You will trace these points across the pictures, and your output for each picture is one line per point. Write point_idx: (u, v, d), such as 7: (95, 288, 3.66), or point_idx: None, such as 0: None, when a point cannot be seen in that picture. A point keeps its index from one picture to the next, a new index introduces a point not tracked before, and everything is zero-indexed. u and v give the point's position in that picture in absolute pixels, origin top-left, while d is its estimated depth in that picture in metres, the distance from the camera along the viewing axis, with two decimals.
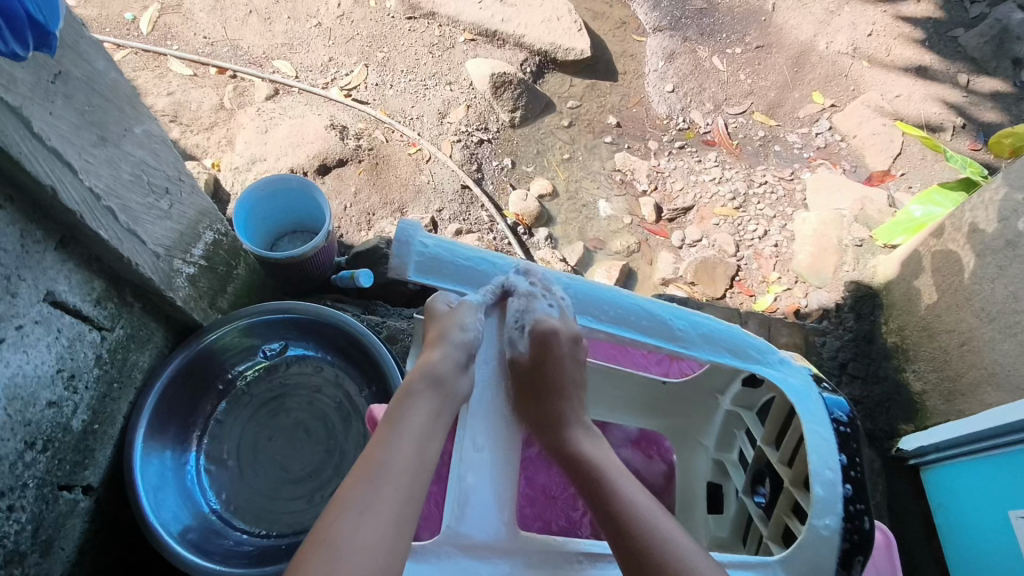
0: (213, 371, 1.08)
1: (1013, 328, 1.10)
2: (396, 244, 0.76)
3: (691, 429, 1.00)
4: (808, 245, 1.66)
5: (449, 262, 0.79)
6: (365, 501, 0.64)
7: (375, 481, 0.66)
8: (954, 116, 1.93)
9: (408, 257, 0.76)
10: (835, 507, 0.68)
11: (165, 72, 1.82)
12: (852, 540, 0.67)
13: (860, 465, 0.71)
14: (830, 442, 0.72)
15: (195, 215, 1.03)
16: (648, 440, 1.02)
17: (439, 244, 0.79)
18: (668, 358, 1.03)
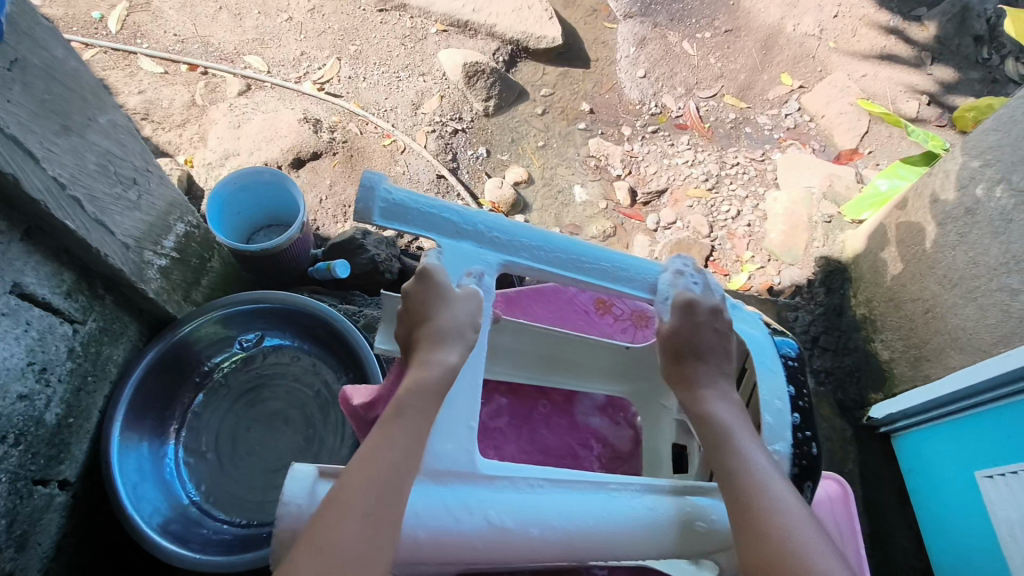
0: (189, 363, 1.09)
1: (973, 293, 1.13)
2: (360, 188, 0.67)
3: (655, 391, 0.95)
4: (779, 223, 1.70)
5: (416, 211, 0.69)
6: (370, 504, 0.57)
7: (381, 485, 0.58)
8: (918, 94, 1.97)
9: (374, 204, 0.67)
10: (784, 434, 0.71)
11: (136, 71, 1.80)
12: (801, 465, 0.71)
13: (807, 395, 0.74)
14: (779, 374, 0.74)
15: (165, 207, 1.03)
16: (614, 406, 1.00)
17: (411, 196, 0.70)
18: (634, 325, 1.03)
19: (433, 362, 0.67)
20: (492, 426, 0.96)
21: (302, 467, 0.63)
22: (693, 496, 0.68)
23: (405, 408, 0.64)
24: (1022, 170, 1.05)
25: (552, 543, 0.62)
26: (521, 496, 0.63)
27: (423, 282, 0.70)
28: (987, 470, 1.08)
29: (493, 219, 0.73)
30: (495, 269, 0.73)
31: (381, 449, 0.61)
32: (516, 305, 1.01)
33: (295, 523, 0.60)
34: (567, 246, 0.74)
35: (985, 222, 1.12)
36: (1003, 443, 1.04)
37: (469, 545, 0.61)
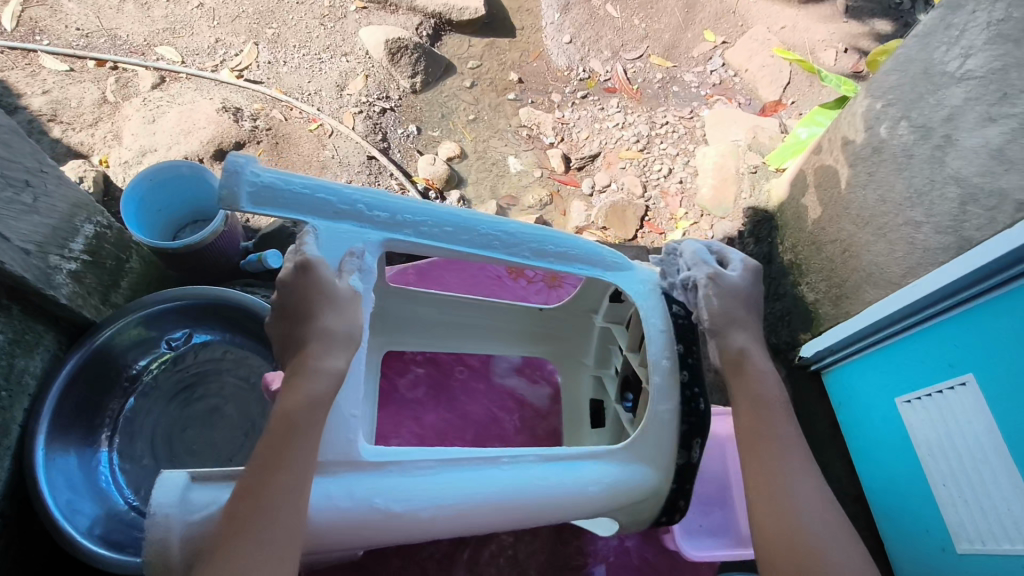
0: (114, 368, 1.06)
1: (883, 229, 1.19)
2: (224, 172, 0.65)
3: (573, 350, 1.01)
4: (709, 178, 1.74)
5: (286, 192, 0.68)
6: (269, 528, 0.54)
7: (281, 507, 0.55)
8: (836, 41, 2.02)
9: (239, 189, 0.66)
10: (671, 392, 0.73)
11: (38, 70, 1.71)
12: (689, 422, 0.72)
13: (695, 352, 0.76)
14: (661, 335, 0.77)
15: (68, 208, 0.99)
16: (532, 365, 1.08)
17: (279, 177, 0.68)
18: (546, 286, 1.11)
19: (317, 371, 0.62)
20: (412, 397, 1.03)
21: (170, 475, 0.61)
22: (580, 462, 0.71)
23: (296, 423, 0.59)
24: (919, 107, 1.09)
25: (443, 521, 0.64)
26: (409, 480, 0.64)
27: (305, 274, 0.65)
28: (907, 396, 1.13)
29: (372, 197, 0.72)
30: (377, 246, 0.72)
31: (274, 467, 0.57)
32: (429, 277, 1.07)
33: (163, 534, 0.58)
34: (451, 218, 0.74)
35: (890, 160, 1.17)
36: (917, 368, 1.09)
37: (355, 530, 0.62)
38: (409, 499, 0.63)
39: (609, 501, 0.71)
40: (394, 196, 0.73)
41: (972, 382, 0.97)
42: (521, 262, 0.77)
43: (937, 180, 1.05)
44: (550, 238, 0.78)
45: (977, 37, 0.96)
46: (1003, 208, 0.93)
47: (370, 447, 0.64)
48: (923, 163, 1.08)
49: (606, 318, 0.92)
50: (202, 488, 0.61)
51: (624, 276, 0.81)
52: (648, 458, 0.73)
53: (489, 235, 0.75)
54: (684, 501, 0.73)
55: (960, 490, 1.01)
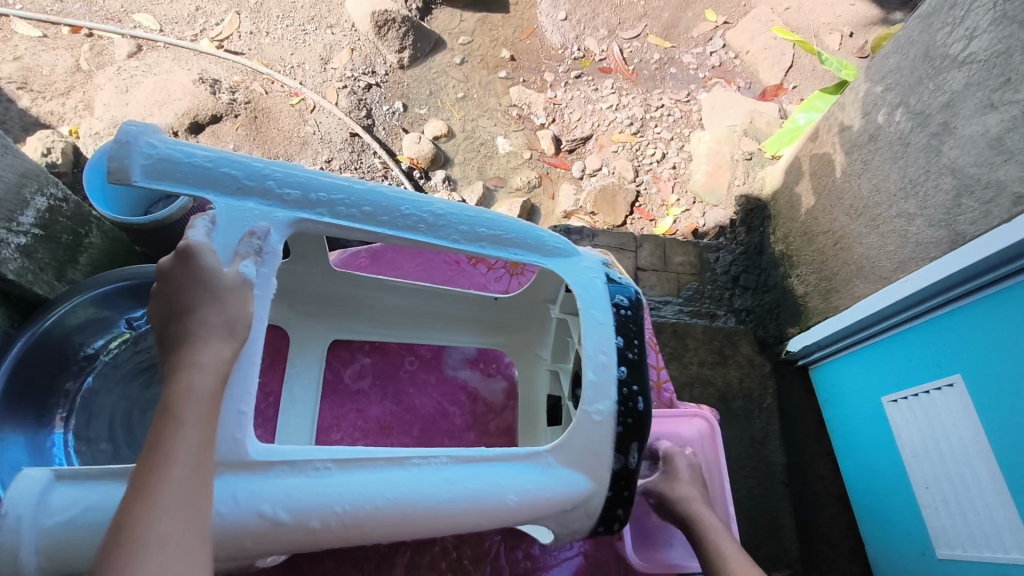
0: (70, 347, 1.00)
1: (876, 221, 1.13)
2: (114, 141, 0.60)
3: (530, 341, 0.99)
4: (703, 164, 1.68)
5: (185, 166, 0.63)
6: (167, 529, 0.47)
7: (178, 507, 0.48)
8: (842, 24, 1.94)
9: (131, 160, 0.61)
10: (608, 391, 0.69)
11: (10, 35, 1.64)
12: (626, 424, 0.69)
13: (637, 347, 0.73)
14: (609, 325, 0.73)
15: (16, 179, 0.94)
16: (487, 358, 1.04)
17: (180, 149, 0.64)
18: (507, 273, 1.07)
19: (198, 363, 0.55)
20: (354, 389, 0.99)
21: (31, 472, 0.57)
22: (500, 466, 0.66)
23: (182, 420, 0.52)
24: (918, 93, 1.03)
25: (339, 528, 0.58)
26: (304, 481, 0.58)
27: (188, 262, 0.59)
28: (894, 395, 1.08)
29: (285, 174, 0.67)
30: (285, 227, 0.67)
31: (164, 468, 0.49)
32: (383, 261, 1.02)
33: (14, 541, 0.54)
34: (371, 198, 0.69)
35: (886, 148, 1.11)
36: (905, 368, 1.05)
37: (240, 539, 0.56)
38: (301, 505, 0.57)
39: (534, 510, 0.66)
40: (308, 172, 0.68)
41: (960, 383, 0.92)
42: (448, 246, 0.72)
43: (932, 170, 1.00)
44: (487, 221, 0.74)
45: (981, 17, 0.90)
46: (999, 201, 0.88)
47: (258, 446, 0.58)
48: (919, 152, 1.02)
49: (562, 309, 0.88)
50: (65, 489, 0.57)
51: (568, 262, 0.77)
52: (578, 461, 0.68)
53: (414, 216, 0.71)
54: (624, 510, 0.71)
55: (943, 497, 0.96)
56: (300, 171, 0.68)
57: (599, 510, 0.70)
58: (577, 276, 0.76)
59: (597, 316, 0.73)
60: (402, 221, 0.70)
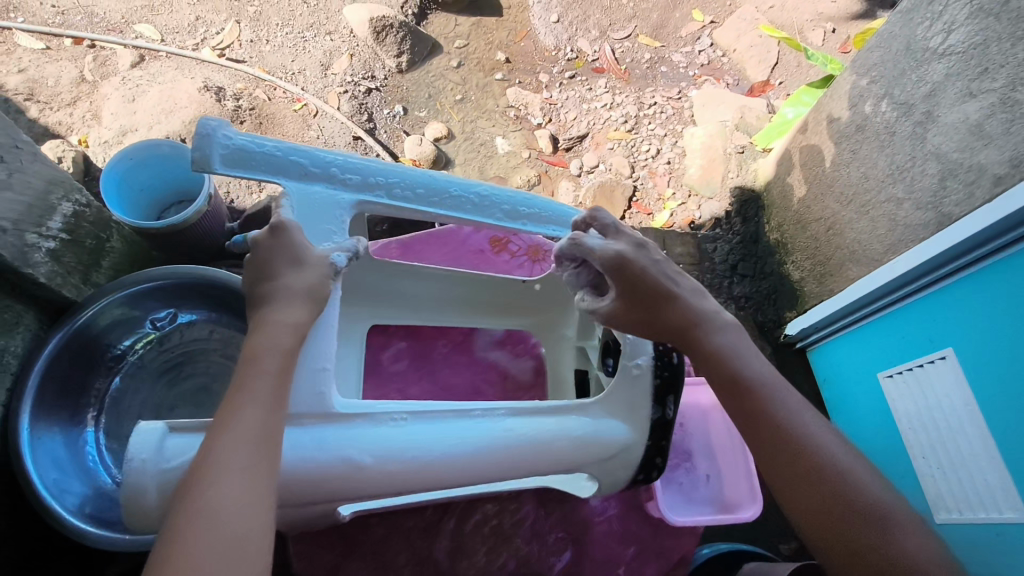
0: (100, 346, 1.06)
1: (866, 207, 1.19)
2: (197, 133, 0.66)
3: (555, 322, 1.04)
4: (698, 158, 1.73)
5: (259, 154, 0.69)
6: (246, 459, 0.55)
7: (252, 441, 0.56)
8: (824, 21, 2.01)
9: (211, 150, 0.67)
10: (645, 347, 0.77)
11: (14, 48, 1.66)
12: (663, 376, 0.77)
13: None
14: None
15: (45, 185, 0.97)
16: (515, 338, 1.08)
17: (253, 140, 0.70)
18: (529, 260, 1.12)
19: (274, 323, 0.62)
20: (394, 371, 1.04)
21: (149, 425, 0.63)
22: (555, 417, 0.73)
23: (262, 370, 0.59)
24: (901, 84, 1.09)
25: (416, 472, 0.65)
26: (381, 429, 0.66)
27: (278, 235, 0.66)
28: (889, 370, 1.14)
29: (345, 161, 0.74)
30: (349, 208, 0.73)
31: (241, 407, 0.57)
32: (411, 251, 1.07)
33: (139, 484, 0.60)
34: (423, 181, 0.76)
35: (873, 137, 1.17)
36: (898, 342, 1.11)
37: (329, 483, 0.62)
38: (382, 453, 0.64)
39: (586, 455, 0.73)
40: (366, 159, 0.75)
41: (951, 355, 0.98)
42: (492, 224, 0.78)
43: (918, 157, 1.06)
44: (524, 201, 0.80)
45: (959, 12, 0.96)
46: (981, 182, 0.94)
47: (341, 400, 0.66)
48: (905, 140, 1.09)
49: None
50: (177, 438, 0.63)
51: None
52: (619, 412, 0.76)
53: (462, 198, 0.77)
54: (661, 458, 0.77)
55: (939, 465, 1.02)
56: (358, 158, 0.75)
57: (638, 459, 0.76)
58: None
59: None
60: (452, 202, 0.77)
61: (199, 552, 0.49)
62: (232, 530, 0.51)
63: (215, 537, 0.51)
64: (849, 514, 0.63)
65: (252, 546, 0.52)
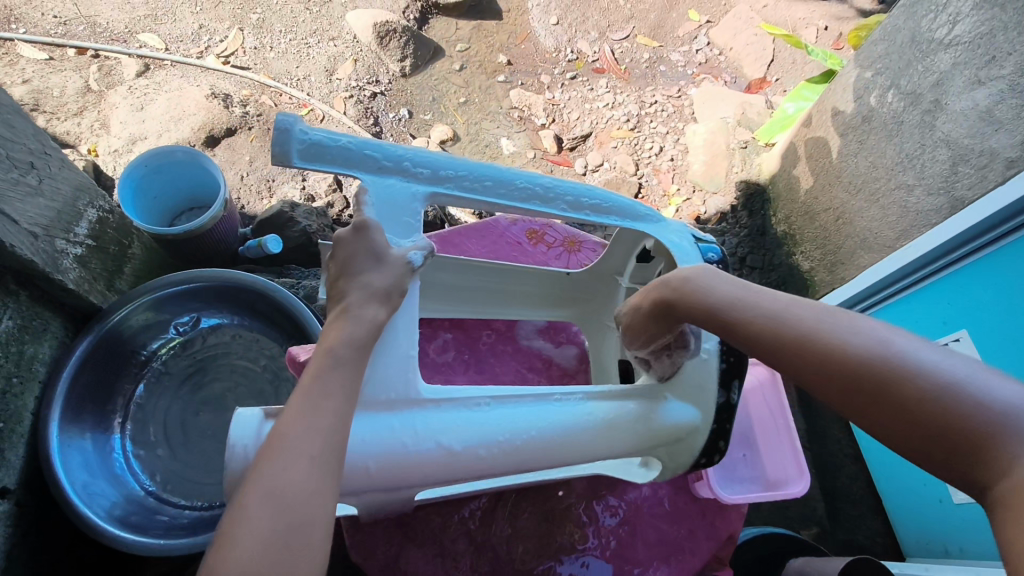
0: (125, 351, 1.06)
1: (875, 195, 1.23)
2: (276, 130, 0.66)
3: (596, 313, 1.06)
4: (701, 154, 1.76)
5: (336, 149, 0.69)
6: (318, 447, 0.56)
7: (324, 429, 0.57)
8: (817, 19, 2.06)
9: (291, 146, 0.67)
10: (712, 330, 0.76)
11: (16, 59, 1.65)
12: (728, 361, 0.76)
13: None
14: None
15: (72, 191, 0.99)
16: (557, 328, 1.11)
17: (326, 133, 0.69)
18: (565, 252, 1.14)
19: (352, 316, 0.66)
20: (442, 361, 1.04)
21: (245, 412, 0.63)
22: (626, 400, 0.75)
23: (338, 358, 0.62)
24: (908, 74, 1.14)
25: (500, 455, 0.68)
26: (467, 414, 0.68)
27: (363, 234, 0.69)
28: None
29: (415, 154, 0.74)
30: (423, 201, 0.74)
31: (310, 395, 0.59)
32: (450, 244, 1.08)
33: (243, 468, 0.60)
34: (491, 173, 0.77)
35: (881, 127, 1.21)
36: (910, 327, 1.13)
37: (417, 465, 0.64)
38: (465, 436, 0.67)
39: (652, 438, 0.75)
40: (435, 151, 0.75)
41: (965, 338, 1.01)
42: (559, 215, 0.79)
43: (928, 144, 1.09)
44: (588, 192, 0.81)
45: (963, 3, 1.00)
46: (993, 166, 0.97)
47: (428, 387, 0.68)
48: (914, 128, 1.12)
49: (632, 279, 0.98)
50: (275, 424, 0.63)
51: (657, 227, 0.83)
52: (689, 395, 0.77)
53: (529, 189, 0.78)
54: (724, 442, 0.78)
55: None
56: (427, 152, 0.75)
57: (700, 446, 0.77)
58: (669, 236, 0.83)
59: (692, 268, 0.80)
60: (519, 193, 0.78)
61: (264, 528, 0.51)
62: (298, 511, 0.53)
63: (281, 515, 0.52)
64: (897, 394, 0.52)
65: (313, 535, 0.53)
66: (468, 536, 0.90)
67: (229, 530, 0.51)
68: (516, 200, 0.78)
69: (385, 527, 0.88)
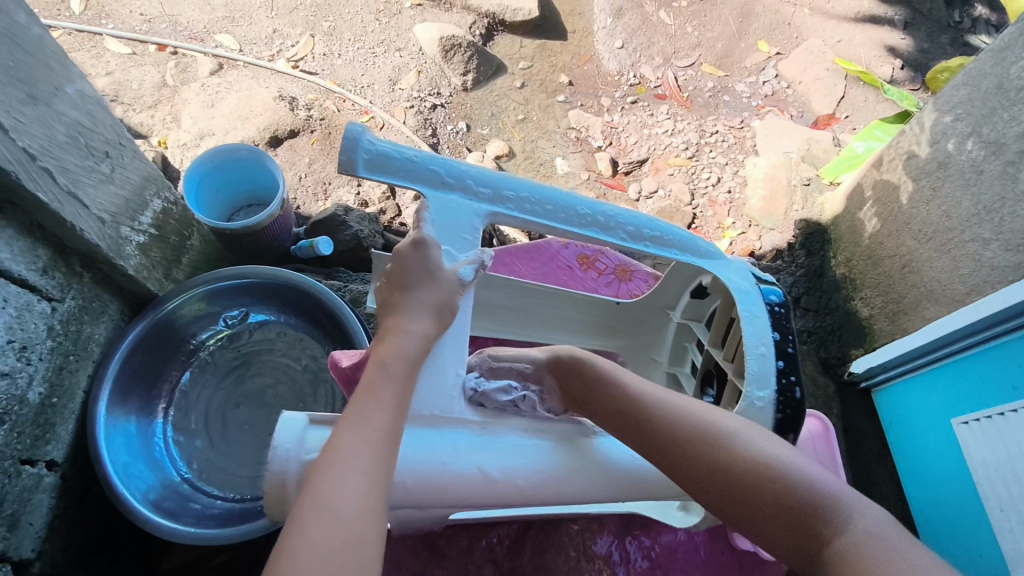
0: (175, 338, 1.09)
1: (947, 245, 1.16)
2: (344, 139, 0.66)
3: (646, 347, 1.03)
4: (759, 188, 1.71)
5: (399, 162, 0.69)
6: (373, 463, 0.55)
7: (376, 443, 0.56)
8: (893, 58, 1.99)
9: (357, 156, 0.67)
10: (769, 379, 0.72)
11: (102, 52, 1.74)
12: (784, 413, 0.72)
13: (792, 340, 0.75)
14: (765, 320, 0.76)
15: (140, 181, 1.03)
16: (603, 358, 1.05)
17: (391, 145, 0.69)
18: (616, 279, 1.11)
19: (404, 331, 0.65)
20: None
21: (290, 415, 0.63)
22: None
23: (391, 371, 0.62)
24: (990, 123, 1.08)
25: (543, 488, 0.66)
26: (509, 439, 0.67)
27: (419, 249, 0.69)
28: (964, 416, 1.10)
29: (478, 172, 0.74)
30: (484, 220, 0.74)
31: (362, 407, 0.59)
32: (502, 263, 1.08)
33: (282, 471, 0.60)
34: (554, 197, 0.76)
35: (957, 175, 1.15)
36: (977, 387, 1.07)
37: (456, 487, 0.63)
38: (505, 462, 0.65)
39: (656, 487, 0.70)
40: (496, 171, 0.75)
41: None
42: (618, 243, 0.77)
43: (1009, 197, 1.03)
44: (649, 224, 0.79)
45: None
46: None
47: (472, 410, 0.67)
48: (994, 179, 1.06)
49: (684, 314, 0.96)
50: (318, 431, 0.62)
51: (718, 264, 0.81)
52: None
53: (590, 216, 0.76)
54: None
55: (1020, 518, 0.96)
56: (487, 171, 0.74)
57: None
58: (733, 278, 0.79)
59: (753, 312, 0.76)
60: (579, 220, 0.76)
61: (324, 540, 0.50)
62: (350, 527, 0.51)
63: (336, 529, 0.51)
64: (747, 480, 0.62)
65: (367, 550, 0.51)
66: (494, 563, 0.88)
67: (287, 541, 0.50)
68: (572, 225, 0.76)
69: (410, 543, 0.87)
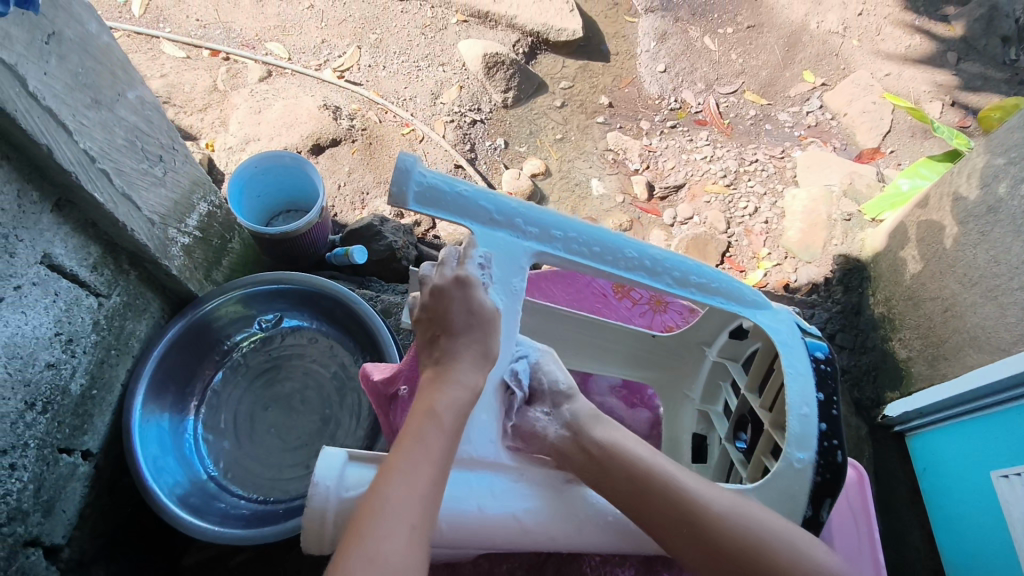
0: (211, 339, 1.12)
1: (994, 291, 1.13)
2: (396, 171, 0.67)
3: (678, 381, 1.02)
4: (798, 220, 1.69)
5: (447, 197, 0.70)
6: (417, 516, 0.57)
7: (421, 497, 0.58)
8: (942, 94, 1.96)
9: (407, 188, 0.68)
10: (810, 441, 0.71)
11: (158, 55, 1.80)
12: (824, 476, 0.70)
13: (837, 401, 0.74)
14: (808, 377, 0.74)
15: (189, 184, 1.06)
16: (632, 389, 1.07)
17: (442, 178, 0.71)
18: (651, 309, 1.10)
19: (454, 381, 0.68)
20: None
21: (331, 451, 0.64)
22: None
23: (442, 425, 0.64)
24: None
25: (573, 537, 0.69)
26: (544, 487, 0.70)
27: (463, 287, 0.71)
28: (1003, 470, 1.05)
29: (526, 210, 0.75)
30: (529, 257, 0.74)
31: (407, 456, 0.61)
32: (537, 286, 1.09)
33: (322, 507, 0.61)
34: (602, 238, 0.76)
35: (1008, 221, 1.12)
36: (1021, 442, 1.02)
37: (491, 532, 0.66)
38: (539, 512, 0.68)
39: None
40: (545, 208, 0.75)
41: None
42: (662, 289, 0.77)
43: None
44: (694, 267, 0.78)
45: None
46: None
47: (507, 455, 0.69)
48: None
49: (720, 352, 0.94)
50: (357, 469, 0.64)
51: (765, 313, 0.79)
52: (775, 500, 0.70)
53: (636, 259, 0.76)
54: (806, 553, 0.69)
55: None
56: (535, 208, 0.75)
57: None
58: (776, 326, 0.78)
59: (796, 369, 0.75)
60: (625, 263, 0.76)
61: None
62: None
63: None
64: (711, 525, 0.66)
65: None
66: None
67: None
68: (616, 266, 0.76)
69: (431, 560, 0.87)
